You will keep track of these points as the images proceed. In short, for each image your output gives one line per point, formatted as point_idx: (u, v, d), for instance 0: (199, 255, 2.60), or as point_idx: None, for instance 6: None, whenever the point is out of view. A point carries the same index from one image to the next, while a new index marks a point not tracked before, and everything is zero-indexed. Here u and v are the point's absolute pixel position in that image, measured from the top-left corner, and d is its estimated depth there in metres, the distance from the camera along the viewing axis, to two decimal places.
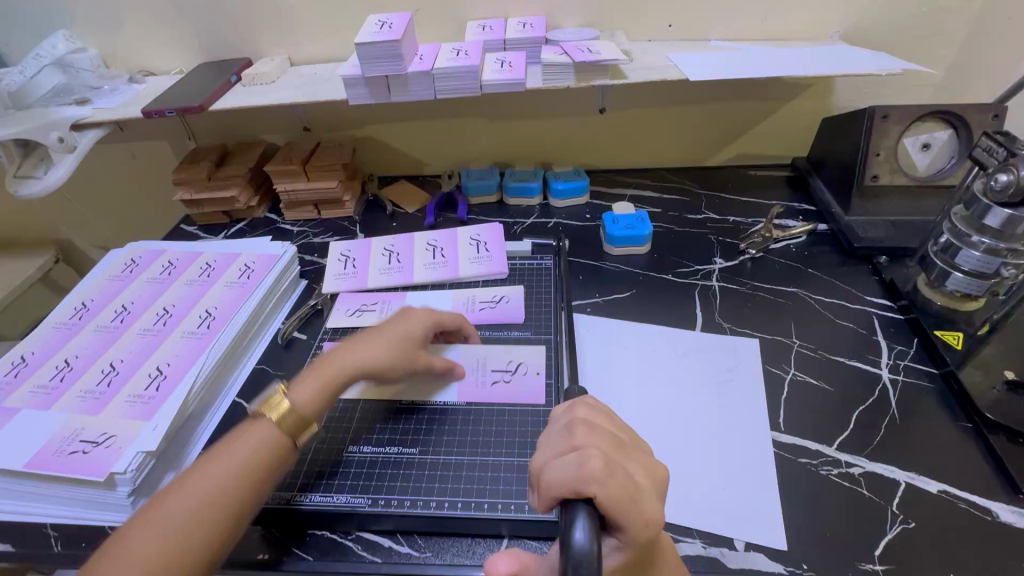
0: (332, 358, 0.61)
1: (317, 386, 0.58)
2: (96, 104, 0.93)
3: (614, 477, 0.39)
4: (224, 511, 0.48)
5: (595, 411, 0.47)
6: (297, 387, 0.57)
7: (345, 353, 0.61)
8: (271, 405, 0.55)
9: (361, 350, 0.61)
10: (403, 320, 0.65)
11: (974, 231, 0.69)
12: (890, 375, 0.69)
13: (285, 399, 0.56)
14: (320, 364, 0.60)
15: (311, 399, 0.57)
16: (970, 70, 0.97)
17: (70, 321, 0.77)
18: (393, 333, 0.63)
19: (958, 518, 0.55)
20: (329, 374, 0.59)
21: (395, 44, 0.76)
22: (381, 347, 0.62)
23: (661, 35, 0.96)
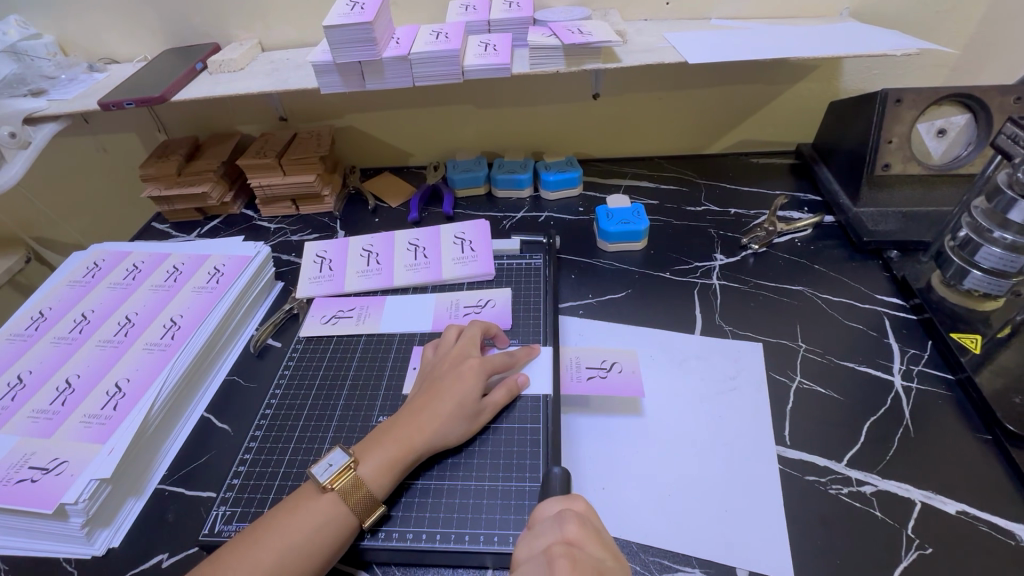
0: (403, 427, 0.55)
1: (386, 463, 0.53)
2: (51, 96, 0.87)
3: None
4: (310, 564, 0.47)
5: (586, 530, 0.43)
6: (367, 464, 0.52)
7: (417, 425, 0.55)
8: (341, 485, 0.50)
9: (436, 420, 0.56)
10: (472, 381, 0.59)
11: (996, 226, 0.64)
12: (903, 381, 0.64)
13: (357, 476, 0.51)
14: (395, 432, 0.55)
15: (382, 478, 0.52)
16: (987, 49, 0.90)
17: (26, 331, 0.72)
18: (465, 402, 0.57)
19: (979, 542, 0.50)
20: (403, 451, 0.54)
21: (368, 27, 0.70)
22: (450, 419, 0.56)
23: (658, 14, 0.90)
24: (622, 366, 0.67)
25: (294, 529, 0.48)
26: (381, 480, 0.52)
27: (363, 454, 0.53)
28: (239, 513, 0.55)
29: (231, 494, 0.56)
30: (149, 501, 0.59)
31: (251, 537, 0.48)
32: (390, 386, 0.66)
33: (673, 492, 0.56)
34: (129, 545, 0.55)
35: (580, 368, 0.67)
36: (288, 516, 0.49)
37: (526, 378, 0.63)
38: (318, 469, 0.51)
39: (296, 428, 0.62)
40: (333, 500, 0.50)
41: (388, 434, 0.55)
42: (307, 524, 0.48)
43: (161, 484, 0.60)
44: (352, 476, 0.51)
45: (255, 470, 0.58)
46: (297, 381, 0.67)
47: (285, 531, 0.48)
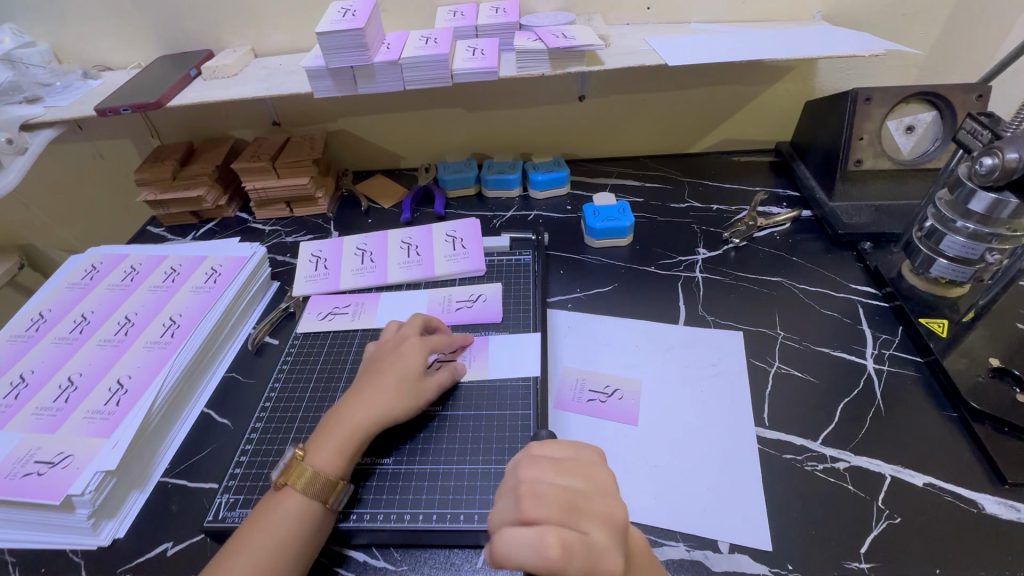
0: (338, 413, 0.57)
1: (337, 448, 0.55)
2: (48, 103, 0.89)
3: (574, 556, 0.37)
4: (292, 555, 0.49)
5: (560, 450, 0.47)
6: (315, 453, 0.54)
7: (357, 407, 0.57)
8: (294, 479, 0.52)
9: (380, 398, 0.58)
10: (412, 360, 0.61)
11: (959, 216, 0.68)
12: (875, 365, 0.68)
13: (308, 466, 0.53)
14: (334, 421, 0.57)
15: (336, 462, 0.54)
16: (953, 49, 0.95)
17: (27, 332, 0.73)
18: (406, 379, 0.60)
19: (944, 511, 0.54)
20: (349, 433, 0.56)
21: (359, 33, 0.72)
22: (392, 396, 0.58)
23: (639, 18, 0.93)
24: (623, 393, 0.66)
25: (271, 527, 0.50)
26: (334, 463, 0.54)
27: (309, 447, 0.55)
28: (241, 500, 0.57)
29: (233, 483, 0.58)
30: (152, 493, 0.60)
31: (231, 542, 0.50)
32: None
33: (657, 471, 0.59)
34: (134, 535, 0.57)
35: (582, 389, 0.67)
36: (263, 518, 0.51)
37: (463, 364, 0.66)
38: (273, 470, 0.54)
39: (294, 418, 0.64)
40: (304, 495, 0.52)
41: (329, 423, 0.57)
42: (280, 522, 0.50)
43: (163, 477, 0.62)
44: (302, 468, 0.53)
45: (255, 460, 0.60)
46: (295, 375, 0.69)
47: (263, 531, 0.50)
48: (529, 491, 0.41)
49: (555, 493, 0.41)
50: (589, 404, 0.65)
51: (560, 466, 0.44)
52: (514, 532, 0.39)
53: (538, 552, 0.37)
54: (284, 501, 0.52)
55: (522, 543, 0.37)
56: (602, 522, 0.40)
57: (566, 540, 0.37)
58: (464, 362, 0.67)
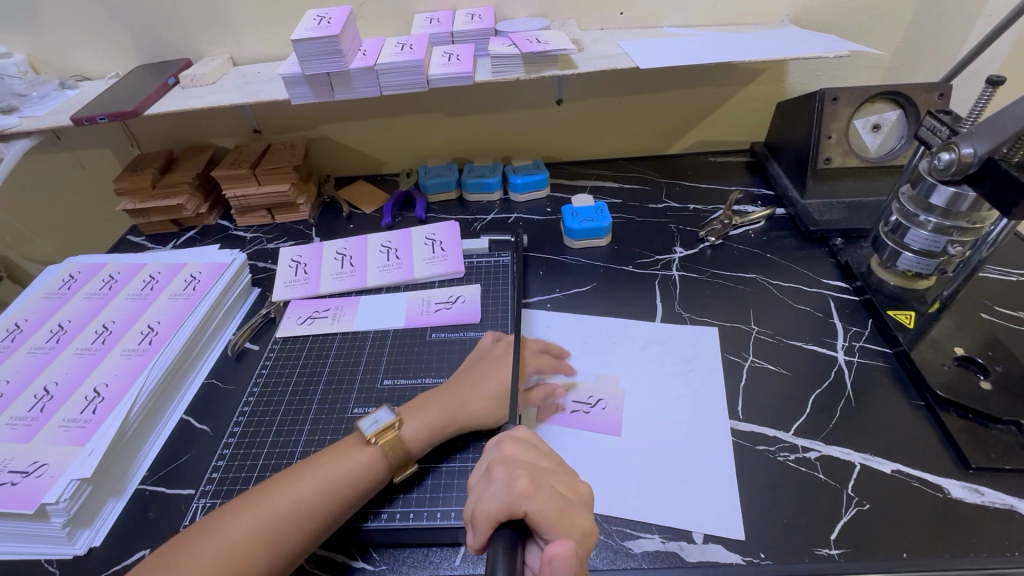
0: (445, 405, 0.61)
1: (424, 430, 0.59)
2: (24, 113, 0.88)
3: (542, 491, 0.40)
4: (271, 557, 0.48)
5: (521, 446, 0.47)
6: (408, 426, 0.58)
7: (457, 406, 0.61)
8: (383, 439, 0.57)
9: (472, 402, 0.62)
10: (513, 373, 0.66)
11: (922, 211, 0.70)
12: (845, 356, 0.69)
13: (399, 435, 0.57)
14: (435, 407, 0.61)
15: (418, 441, 0.58)
16: (916, 51, 0.98)
17: (3, 343, 0.73)
18: (506, 387, 0.64)
19: (911, 496, 0.55)
20: (438, 425, 0.60)
21: (336, 40, 0.74)
22: (486, 405, 0.62)
23: (613, 24, 0.95)
24: (607, 402, 0.66)
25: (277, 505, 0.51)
26: (416, 441, 0.58)
27: (406, 417, 0.60)
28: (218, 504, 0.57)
29: (210, 487, 0.59)
30: (130, 501, 0.60)
31: (283, 481, 0.53)
32: (365, 379, 0.69)
33: (636, 464, 0.60)
34: (110, 543, 0.56)
35: (566, 403, 0.66)
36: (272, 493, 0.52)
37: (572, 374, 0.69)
38: (366, 423, 0.58)
39: (273, 421, 0.64)
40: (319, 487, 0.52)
41: (428, 403, 0.61)
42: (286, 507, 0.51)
43: (142, 484, 0.62)
44: (394, 433, 0.57)
45: (234, 463, 0.61)
46: (274, 379, 0.70)
47: (267, 510, 0.50)
48: (501, 461, 0.44)
49: (522, 462, 0.44)
50: (570, 416, 0.64)
51: (534, 446, 0.48)
52: (487, 490, 0.41)
53: (509, 489, 0.40)
54: (339, 468, 0.54)
55: (495, 490, 0.40)
56: (565, 487, 0.44)
57: (534, 476, 0.41)
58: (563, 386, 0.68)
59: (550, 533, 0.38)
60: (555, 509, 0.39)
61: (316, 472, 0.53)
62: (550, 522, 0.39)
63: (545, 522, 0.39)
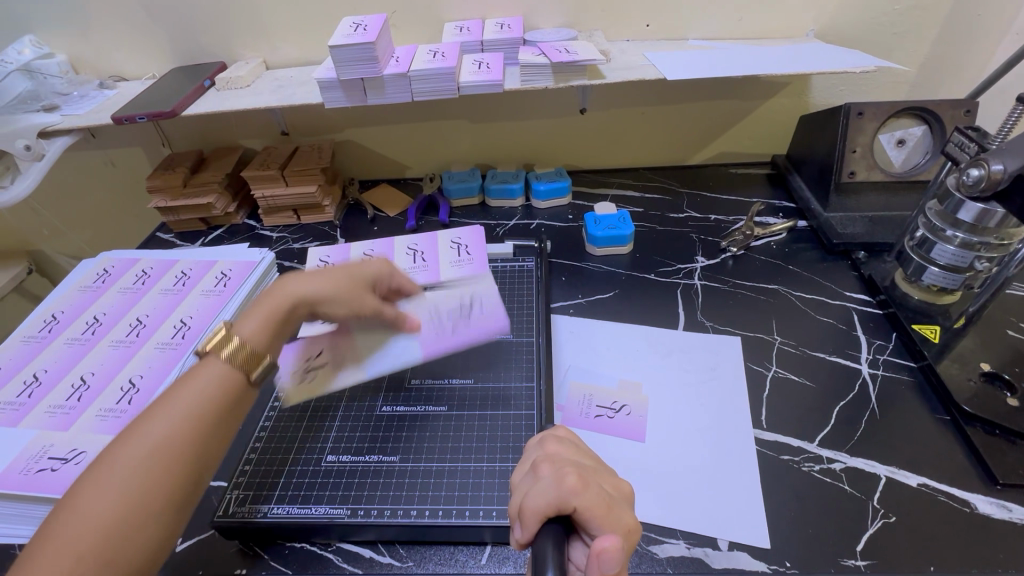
0: (276, 289, 0.57)
1: (261, 319, 0.54)
2: (65, 111, 0.91)
3: (590, 488, 0.41)
4: (151, 514, 0.41)
5: (564, 445, 0.48)
6: (245, 324, 0.53)
7: (289, 283, 0.57)
8: (214, 344, 0.51)
9: (308, 281, 0.58)
10: (364, 266, 0.63)
11: (949, 225, 0.70)
12: (870, 369, 0.69)
13: (232, 332, 0.52)
14: (265, 295, 0.56)
15: (258, 332, 0.53)
16: (941, 68, 0.98)
17: (40, 333, 0.75)
18: (343, 271, 0.61)
19: (938, 510, 0.55)
20: (274, 301, 0.55)
21: (371, 47, 0.75)
22: (325, 286, 0.58)
23: (639, 35, 0.96)
24: (630, 408, 0.66)
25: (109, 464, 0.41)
26: (257, 331, 0.53)
27: (239, 323, 0.54)
28: (250, 496, 0.58)
29: (243, 479, 0.59)
30: None
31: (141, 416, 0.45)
32: (395, 376, 0.70)
33: (659, 470, 0.60)
34: None
35: (590, 405, 0.67)
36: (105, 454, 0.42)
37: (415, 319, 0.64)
38: (195, 341, 0.52)
39: (303, 416, 0.66)
40: (165, 434, 0.44)
41: (262, 300, 0.56)
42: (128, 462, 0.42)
43: None
44: (223, 335, 0.51)
45: (266, 456, 0.62)
46: None
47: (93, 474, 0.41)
48: (546, 459, 0.45)
49: (568, 460, 0.45)
50: (597, 420, 0.65)
51: (577, 446, 0.48)
52: (535, 486, 0.41)
53: (559, 484, 0.40)
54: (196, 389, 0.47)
55: (544, 485, 0.40)
56: (609, 484, 0.44)
57: (581, 473, 0.42)
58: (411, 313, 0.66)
59: (598, 528, 0.39)
60: (603, 506, 0.40)
61: (172, 402, 0.46)
62: (598, 518, 0.39)
63: (594, 517, 0.39)
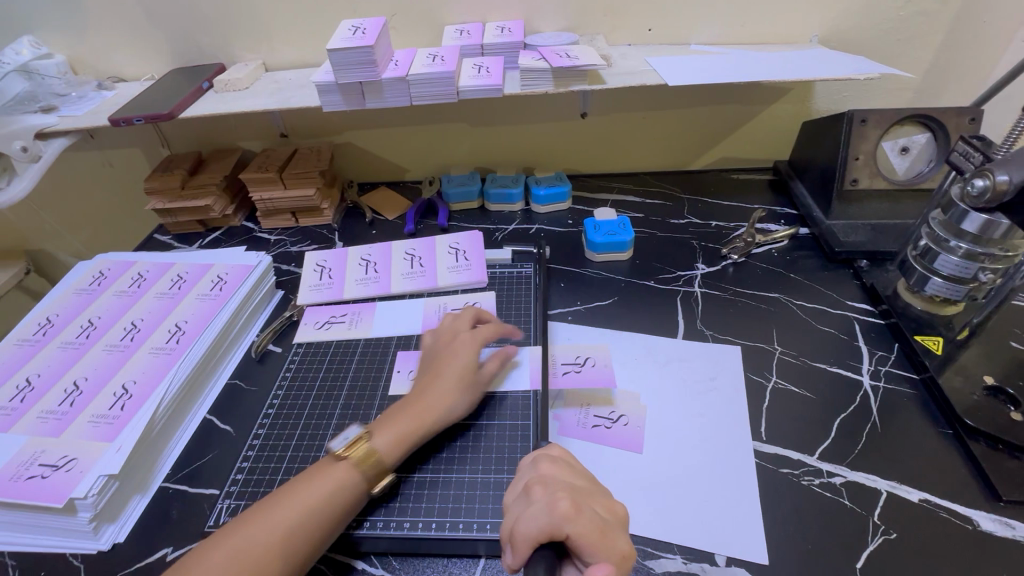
0: (412, 405, 0.59)
1: (398, 436, 0.56)
2: (63, 112, 0.91)
3: (582, 515, 0.42)
4: None
5: (556, 465, 0.49)
6: (380, 438, 0.56)
7: (426, 401, 0.59)
8: (356, 453, 0.54)
9: (439, 403, 0.60)
10: (468, 355, 0.64)
11: (952, 236, 0.69)
12: (871, 381, 0.69)
13: (372, 447, 0.55)
14: (406, 411, 0.59)
15: (394, 451, 0.56)
16: (946, 74, 0.98)
17: (34, 337, 0.74)
18: (465, 374, 0.62)
19: (939, 526, 0.54)
20: (414, 426, 0.58)
21: (369, 50, 0.75)
22: (454, 394, 0.61)
23: (641, 40, 0.96)
24: (628, 419, 0.66)
25: (253, 539, 0.47)
26: (393, 452, 0.56)
27: (376, 429, 0.57)
28: (241, 506, 0.57)
29: (235, 489, 0.59)
30: (153, 498, 0.61)
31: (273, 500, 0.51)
32: (388, 384, 0.69)
33: (657, 483, 0.59)
34: (134, 540, 0.57)
35: (587, 415, 0.66)
36: (250, 528, 0.48)
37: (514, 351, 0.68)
38: (335, 441, 0.55)
39: (297, 425, 0.65)
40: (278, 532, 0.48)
41: (399, 412, 0.59)
42: (268, 540, 0.48)
43: (165, 482, 0.62)
44: (365, 447, 0.55)
45: (258, 465, 0.61)
46: (298, 383, 0.70)
47: (244, 549, 0.47)
48: (539, 482, 0.46)
49: (560, 483, 0.46)
50: (594, 430, 0.64)
51: (570, 467, 0.49)
52: (527, 511, 0.43)
53: (551, 511, 0.41)
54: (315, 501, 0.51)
55: (536, 511, 0.42)
56: (602, 507, 0.45)
57: (574, 499, 0.43)
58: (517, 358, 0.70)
59: (591, 555, 0.40)
60: (596, 532, 0.41)
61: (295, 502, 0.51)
62: (591, 544, 0.40)
63: (586, 543, 0.40)
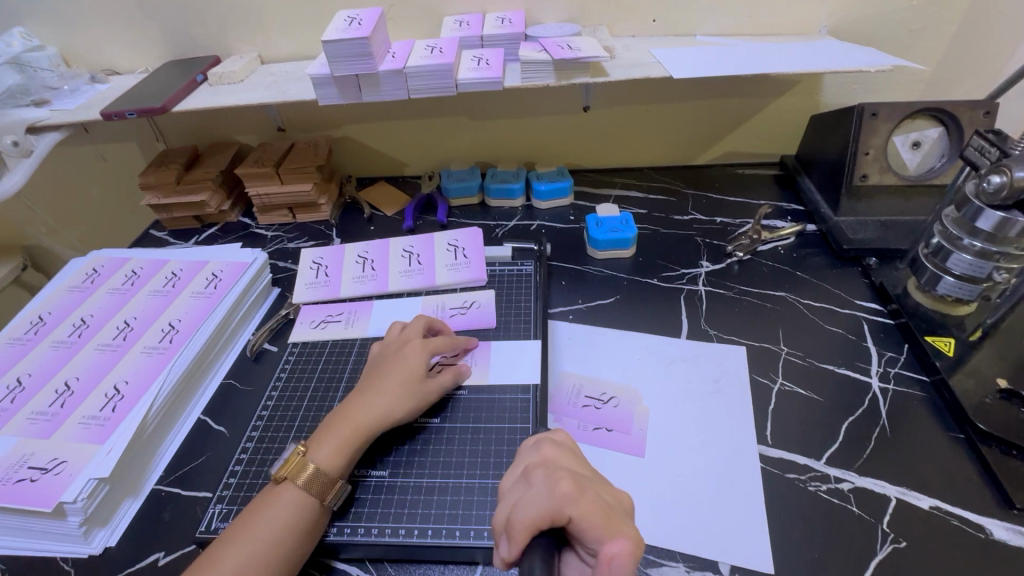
0: (344, 412, 0.58)
1: (336, 446, 0.55)
2: (54, 106, 0.89)
3: (586, 495, 0.40)
4: None
5: (560, 450, 0.48)
6: (315, 449, 0.55)
7: (360, 406, 0.58)
8: (290, 471, 0.53)
9: (383, 407, 0.58)
10: (410, 361, 0.62)
11: (966, 234, 0.67)
12: (880, 383, 0.67)
13: (305, 460, 0.54)
14: (339, 419, 0.57)
15: (335, 461, 0.54)
16: (961, 66, 0.95)
17: (26, 336, 0.73)
18: (408, 381, 0.60)
19: (951, 535, 0.53)
20: (347, 430, 0.56)
21: (365, 42, 0.73)
22: (398, 400, 0.59)
23: (646, 31, 0.93)
24: (630, 421, 0.64)
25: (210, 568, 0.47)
26: (334, 462, 0.54)
27: (310, 442, 0.56)
28: (234, 511, 0.56)
29: (227, 493, 0.58)
30: (146, 501, 0.60)
31: (224, 532, 0.50)
32: None
33: (659, 488, 0.58)
34: (125, 545, 0.56)
35: (587, 417, 0.65)
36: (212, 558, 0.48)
37: (468, 367, 0.66)
38: (272, 462, 0.54)
39: (293, 426, 0.64)
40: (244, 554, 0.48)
41: (333, 422, 0.57)
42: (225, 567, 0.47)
43: (158, 484, 0.61)
44: (297, 461, 0.53)
45: (250, 468, 0.60)
46: (293, 384, 0.69)
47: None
48: (542, 466, 0.44)
49: (564, 468, 0.44)
50: (594, 433, 0.63)
51: (576, 457, 0.48)
52: (527, 494, 0.41)
53: (552, 492, 0.40)
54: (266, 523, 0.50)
55: (536, 495, 0.40)
56: (607, 494, 0.43)
57: (576, 480, 0.41)
58: (468, 365, 0.68)
59: (596, 539, 0.38)
60: (601, 513, 0.39)
61: (245, 528, 0.50)
62: (594, 526, 0.38)
63: (590, 526, 0.38)
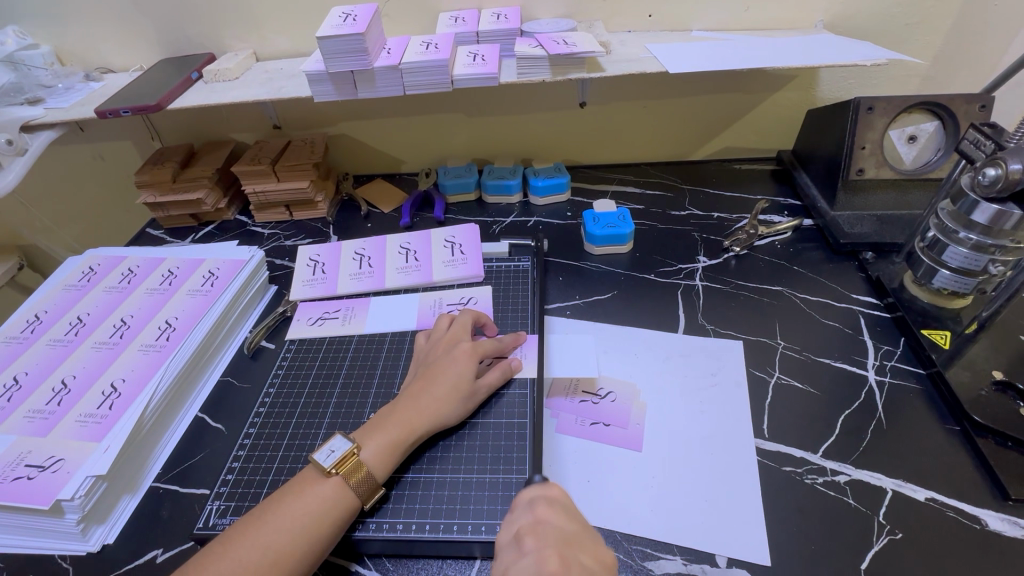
0: (404, 412, 0.58)
1: (386, 447, 0.55)
2: (49, 104, 0.89)
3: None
4: None
5: (554, 507, 0.48)
6: (368, 448, 0.55)
7: (415, 409, 0.58)
8: (345, 470, 0.52)
9: (435, 411, 0.58)
10: (466, 365, 0.61)
11: (961, 227, 0.67)
12: (877, 376, 0.67)
13: (360, 460, 0.54)
14: (393, 418, 0.57)
15: (382, 461, 0.54)
16: (957, 60, 0.95)
17: (22, 334, 0.73)
18: (461, 385, 0.60)
19: (947, 527, 0.53)
20: (402, 433, 0.56)
21: (360, 38, 0.72)
22: (449, 403, 0.59)
23: (641, 26, 0.93)
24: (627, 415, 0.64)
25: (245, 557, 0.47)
26: (380, 462, 0.54)
27: (364, 439, 0.55)
28: (232, 507, 0.56)
29: (225, 490, 0.58)
30: (144, 499, 0.60)
31: (259, 516, 0.50)
32: (382, 382, 0.67)
33: (656, 482, 0.58)
34: (124, 541, 0.56)
35: (585, 411, 0.65)
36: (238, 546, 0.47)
37: (518, 362, 0.66)
38: (322, 454, 0.54)
39: (292, 423, 0.64)
40: (276, 540, 0.48)
41: (387, 419, 0.57)
42: (257, 557, 0.47)
43: (156, 482, 0.61)
44: (354, 461, 0.53)
45: (248, 465, 0.60)
46: (290, 380, 0.69)
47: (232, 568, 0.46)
48: (532, 534, 0.45)
49: (554, 536, 0.45)
50: (592, 427, 0.63)
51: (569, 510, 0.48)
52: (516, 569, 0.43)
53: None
54: (301, 515, 0.49)
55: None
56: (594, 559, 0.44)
57: (563, 553, 0.43)
58: (517, 359, 0.67)
59: None
60: None
61: (284, 516, 0.49)
62: None
63: None
